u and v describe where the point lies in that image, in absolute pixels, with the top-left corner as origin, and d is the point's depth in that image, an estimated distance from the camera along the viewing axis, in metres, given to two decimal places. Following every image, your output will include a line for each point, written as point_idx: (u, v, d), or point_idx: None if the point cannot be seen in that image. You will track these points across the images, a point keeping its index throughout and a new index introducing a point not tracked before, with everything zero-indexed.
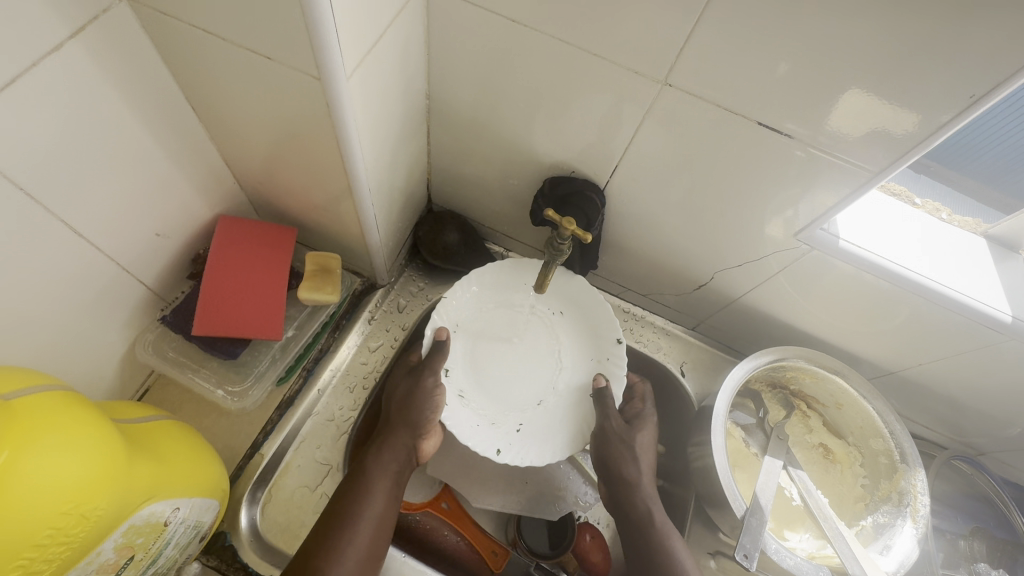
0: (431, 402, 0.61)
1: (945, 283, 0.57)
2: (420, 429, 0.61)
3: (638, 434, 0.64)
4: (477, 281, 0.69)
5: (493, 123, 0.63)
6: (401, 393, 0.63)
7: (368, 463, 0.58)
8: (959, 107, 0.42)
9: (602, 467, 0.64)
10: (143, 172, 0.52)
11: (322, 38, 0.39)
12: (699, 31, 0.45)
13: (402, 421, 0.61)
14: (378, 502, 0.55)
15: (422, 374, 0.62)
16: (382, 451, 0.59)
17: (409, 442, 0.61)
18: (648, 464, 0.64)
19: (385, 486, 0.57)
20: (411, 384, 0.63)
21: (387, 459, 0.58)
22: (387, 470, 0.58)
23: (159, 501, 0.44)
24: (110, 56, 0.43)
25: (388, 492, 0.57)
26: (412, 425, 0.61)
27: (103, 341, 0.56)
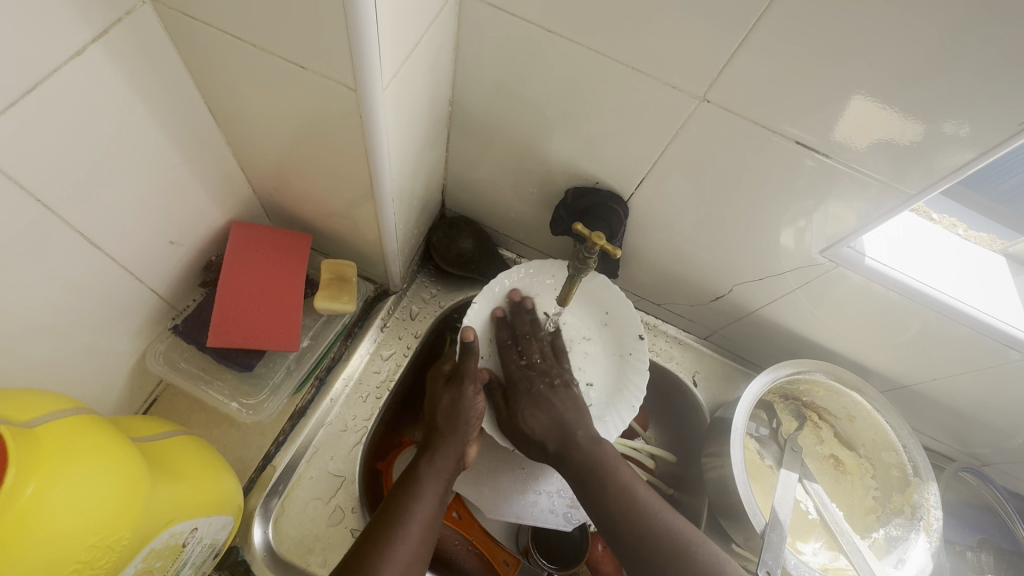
0: (473, 410, 0.63)
1: (966, 301, 0.58)
2: (468, 439, 0.62)
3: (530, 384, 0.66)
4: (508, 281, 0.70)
5: (516, 132, 0.62)
6: (445, 403, 0.63)
7: (420, 470, 0.58)
8: (1006, 133, 0.42)
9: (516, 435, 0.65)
10: (160, 178, 0.50)
11: (363, 47, 0.38)
12: (743, 49, 0.44)
13: (450, 430, 0.61)
14: (426, 507, 0.55)
15: (463, 382, 0.63)
16: (434, 458, 0.60)
17: (457, 450, 0.61)
18: (534, 419, 0.64)
19: (435, 491, 0.57)
20: (454, 393, 0.63)
21: (436, 465, 0.59)
22: (439, 476, 0.58)
23: (178, 524, 0.42)
24: (132, 59, 0.41)
25: (437, 497, 0.57)
26: (461, 435, 0.62)
27: (113, 352, 0.54)
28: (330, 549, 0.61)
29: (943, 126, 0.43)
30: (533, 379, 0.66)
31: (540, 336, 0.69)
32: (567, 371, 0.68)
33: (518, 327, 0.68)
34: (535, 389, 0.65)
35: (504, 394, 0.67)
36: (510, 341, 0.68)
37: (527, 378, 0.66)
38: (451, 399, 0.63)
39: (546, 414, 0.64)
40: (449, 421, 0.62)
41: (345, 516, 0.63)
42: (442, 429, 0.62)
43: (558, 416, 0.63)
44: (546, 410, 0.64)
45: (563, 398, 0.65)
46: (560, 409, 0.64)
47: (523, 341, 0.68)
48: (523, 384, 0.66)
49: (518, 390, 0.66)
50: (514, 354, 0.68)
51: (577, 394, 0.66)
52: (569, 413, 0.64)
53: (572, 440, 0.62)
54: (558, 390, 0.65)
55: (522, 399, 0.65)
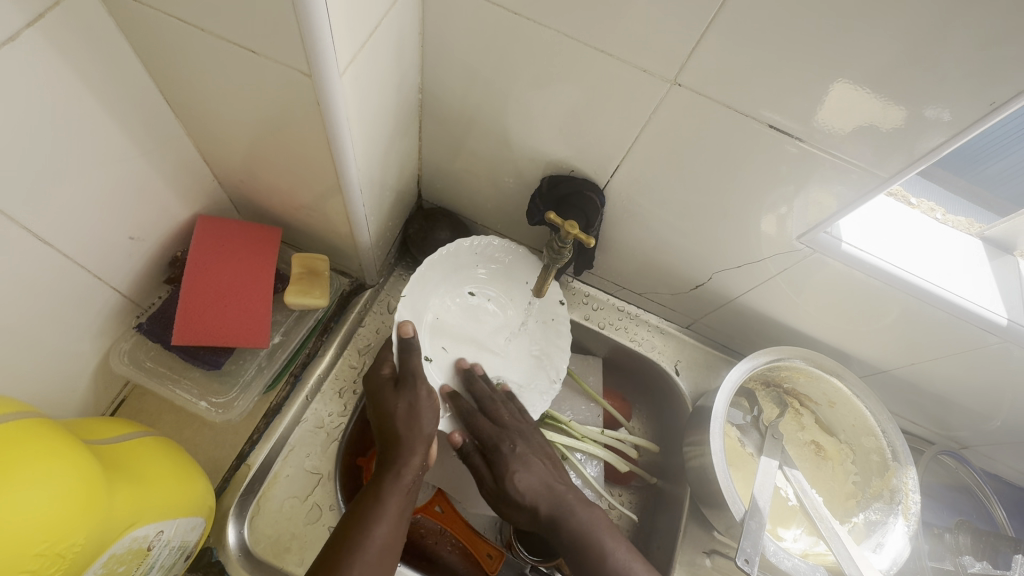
0: (430, 410, 0.60)
1: (941, 284, 0.58)
2: (429, 441, 0.59)
3: (508, 447, 0.64)
4: (437, 261, 0.68)
5: (489, 119, 0.61)
6: (401, 408, 0.59)
7: (382, 488, 0.55)
8: (977, 113, 0.41)
9: (497, 493, 0.62)
10: (116, 171, 0.48)
11: (315, 32, 0.36)
12: (713, 30, 0.43)
13: (410, 437, 0.58)
14: (388, 525, 0.53)
15: (415, 383, 0.60)
16: (398, 472, 0.56)
17: (422, 459, 0.58)
18: (523, 480, 0.62)
19: (397, 506, 0.55)
20: (409, 397, 0.60)
21: (399, 479, 0.56)
22: (402, 489, 0.56)
23: (141, 527, 0.41)
24: (75, 46, 0.39)
25: (399, 515, 0.54)
26: (423, 438, 0.59)
27: (75, 353, 0.52)
28: (307, 548, 0.60)
29: (926, 110, 0.43)
30: (511, 438, 0.64)
31: (504, 397, 0.68)
32: (532, 427, 0.68)
33: (477, 394, 0.67)
34: (507, 453, 0.63)
35: (483, 460, 0.64)
36: (473, 407, 0.66)
37: (509, 441, 0.64)
38: (408, 404, 0.59)
39: (531, 475, 0.63)
40: (408, 426, 0.58)
41: (323, 513, 0.62)
42: (400, 438, 0.58)
43: (542, 477, 0.63)
44: (534, 472, 0.63)
45: (529, 454, 0.64)
46: (535, 472, 0.63)
47: (488, 405, 0.66)
48: (505, 449, 0.63)
49: (497, 455, 0.63)
50: (482, 419, 0.65)
51: (546, 454, 0.67)
52: (550, 479, 0.63)
53: (558, 501, 0.61)
54: (523, 449, 0.64)
55: (506, 462, 0.63)
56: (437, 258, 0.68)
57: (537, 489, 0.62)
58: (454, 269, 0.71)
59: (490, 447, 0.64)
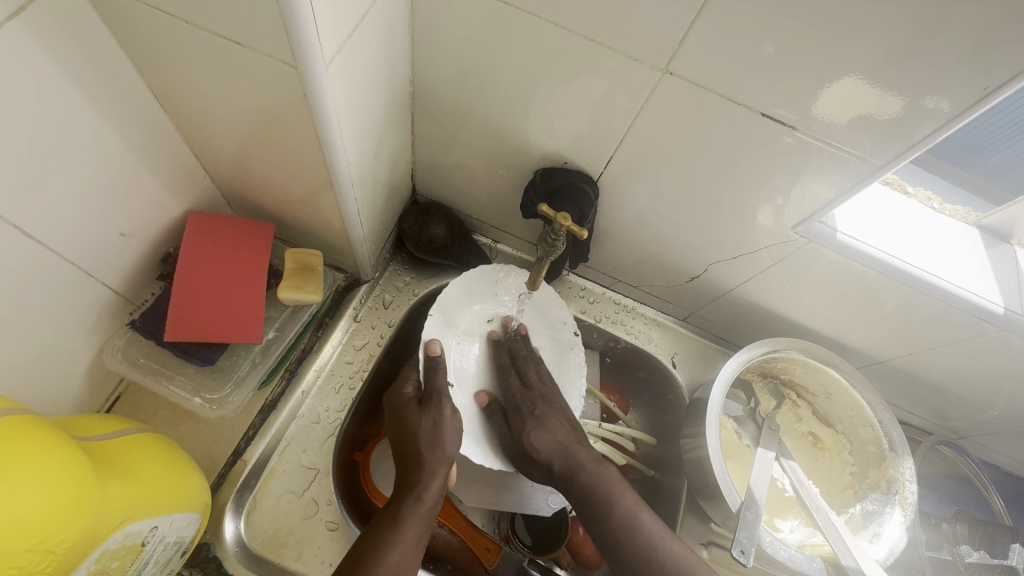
0: (455, 432, 0.59)
1: (938, 274, 0.57)
2: (450, 464, 0.57)
3: (536, 406, 0.65)
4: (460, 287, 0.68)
5: (481, 112, 0.60)
6: (426, 427, 0.58)
7: (402, 509, 0.54)
8: (971, 98, 0.41)
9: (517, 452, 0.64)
10: (104, 166, 0.47)
11: (299, 21, 0.36)
12: (702, 17, 0.43)
13: (431, 458, 0.57)
14: (403, 547, 0.51)
15: (440, 402, 0.59)
16: (416, 495, 0.55)
17: (442, 482, 0.57)
18: (538, 439, 0.63)
19: (415, 532, 0.53)
20: (434, 417, 0.59)
21: (419, 503, 0.55)
22: (420, 514, 0.54)
23: (134, 523, 0.41)
24: (58, 39, 0.39)
25: (415, 540, 0.53)
26: (445, 460, 0.57)
27: (67, 350, 0.52)
28: (304, 543, 0.60)
29: (924, 100, 0.42)
30: (533, 400, 0.66)
31: (535, 359, 0.70)
32: (556, 393, 0.68)
33: (515, 353, 0.70)
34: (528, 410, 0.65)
35: (506, 417, 0.66)
36: (508, 363, 0.69)
37: (530, 402, 0.66)
38: (432, 423, 0.58)
39: (548, 436, 0.63)
40: (429, 445, 0.57)
41: (320, 508, 0.62)
42: (421, 458, 0.57)
43: (559, 438, 0.63)
44: (550, 431, 0.63)
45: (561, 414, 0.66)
46: (554, 430, 0.64)
47: (521, 364, 0.69)
48: (526, 408, 0.65)
49: (518, 413, 0.65)
50: (512, 376, 0.68)
51: (569, 418, 0.67)
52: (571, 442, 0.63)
53: (575, 460, 0.62)
54: (550, 407, 0.66)
55: (525, 428, 0.64)
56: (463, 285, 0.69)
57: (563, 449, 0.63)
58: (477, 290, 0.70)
59: (512, 406, 0.66)
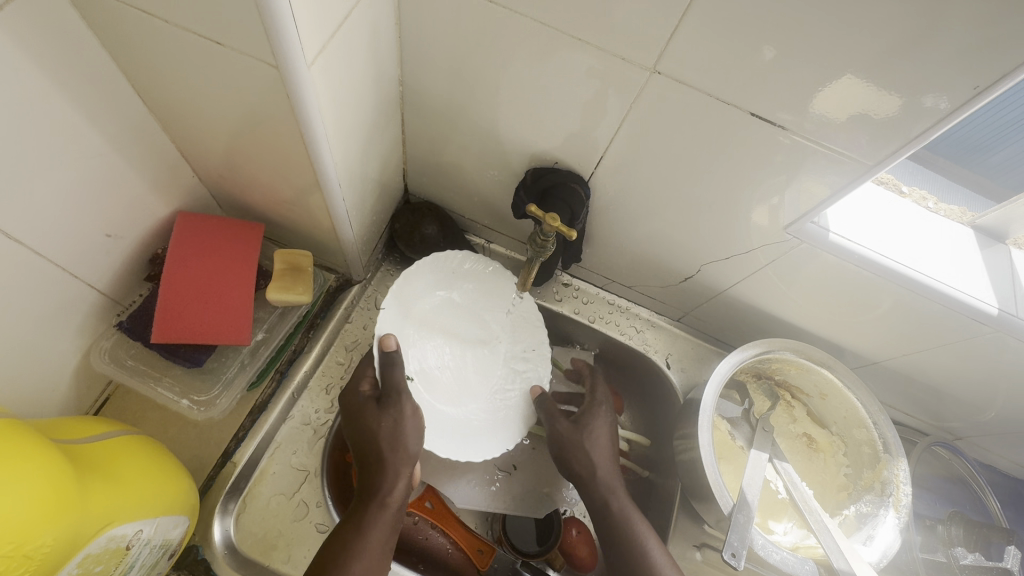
0: (416, 431, 0.57)
1: (931, 275, 0.57)
2: (414, 465, 0.56)
3: (597, 425, 0.63)
4: (422, 270, 0.68)
5: (470, 112, 0.60)
6: (385, 426, 0.56)
7: (366, 518, 0.53)
8: (962, 97, 0.40)
9: (560, 452, 0.62)
10: (88, 167, 0.47)
11: (280, 21, 0.35)
12: (690, 16, 0.42)
13: (393, 460, 0.55)
14: (371, 553, 0.52)
15: (399, 400, 0.56)
16: (382, 501, 0.54)
17: (406, 483, 0.56)
18: (590, 449, 0.61)
19: (382, 534, 0.53)
20: (395, 415, 0.56)
21: (383, 510, 0.54)
22: (386, 520, 0.54)
23: (118, 527, 0.41)
24: (38, 38, 0.38)
25: (384, 542, 0.53)
26: (408, 460, 0.56)
27: (53, 352, 0.52)
28: (294, 545, 0.60)
29: (924, 99, 0.42)
30: (598, 414, 0.64)
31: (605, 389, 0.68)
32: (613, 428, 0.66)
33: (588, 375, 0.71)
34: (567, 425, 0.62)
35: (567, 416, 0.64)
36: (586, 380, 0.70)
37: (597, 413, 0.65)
38: (392, 422, 0.56)
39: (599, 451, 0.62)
40: (391, 447, 0.55)
41: (310, 510, 0.62)
42: (383, 460, 0.55)
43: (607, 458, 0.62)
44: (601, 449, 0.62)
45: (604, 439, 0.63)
46: (591, 445, 0.62)
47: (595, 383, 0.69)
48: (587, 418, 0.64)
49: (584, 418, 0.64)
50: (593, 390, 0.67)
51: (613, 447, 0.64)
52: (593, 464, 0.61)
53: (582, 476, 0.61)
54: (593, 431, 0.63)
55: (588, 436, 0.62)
56: (421, 266, 0.68)
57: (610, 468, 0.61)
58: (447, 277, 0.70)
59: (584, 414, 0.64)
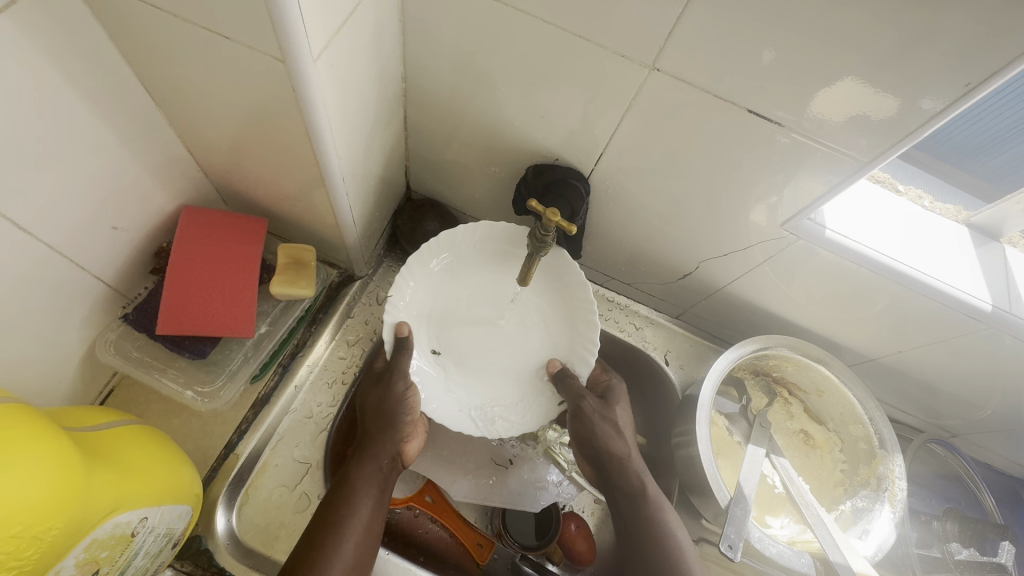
0: (406, 405, 0.60)
1: (926, 271, 0.57)
2: (401, 435, 0.60)
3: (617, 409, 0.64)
4: (439, 248, 0.66)
5: (472, 108, 0.61)
6: (374, 402, 0.61)
7: (351, 473, 0.56)
8: (954, 95, 0.41)
9: (582, 436, 0.63)
10: (95, 160, 0.48)
11: (287, 16, 0.36)
12: (689, 14, 0.43)
13: (379, 429, 0.59)
14: (367, 507, 0.54)
15: (393, 378, 0.60)
16: (365, 459, 0.58)
17: (393, 446, 0.60)
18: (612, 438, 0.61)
19: (371, 488, 0.56)
20: (383, 392, 0.61)
21: (367, 467, 0.57)
22: (372, 476, 0.57)
23: (124, 513, 0.42)
24: (48, 31, 0.39)
25: (375, 496, 0.56)
26: (393, 430, 0.60)
27: (59, 342, 0.52)
28: (295, 537, 0.60)
29: (921, 101, 0.43)
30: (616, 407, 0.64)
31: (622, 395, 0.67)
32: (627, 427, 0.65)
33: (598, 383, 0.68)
34: (592, 407, 0.61)
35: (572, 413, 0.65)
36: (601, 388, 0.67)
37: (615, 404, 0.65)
38: (381, 400, 0.60)
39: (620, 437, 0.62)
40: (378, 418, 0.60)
41: (311, 502, 0.62)
42: (372, 429, 0.60)
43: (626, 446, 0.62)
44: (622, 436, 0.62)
45: (624, 415, 0.65)
46: (616, 418, 0.63)
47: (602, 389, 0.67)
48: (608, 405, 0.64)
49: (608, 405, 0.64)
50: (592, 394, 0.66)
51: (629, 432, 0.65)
52: (621, 448, 0.61)
53: (608, 454, 0.61)
54: (616, 409, 0.64)
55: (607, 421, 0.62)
56: (436, 245, 0.66)
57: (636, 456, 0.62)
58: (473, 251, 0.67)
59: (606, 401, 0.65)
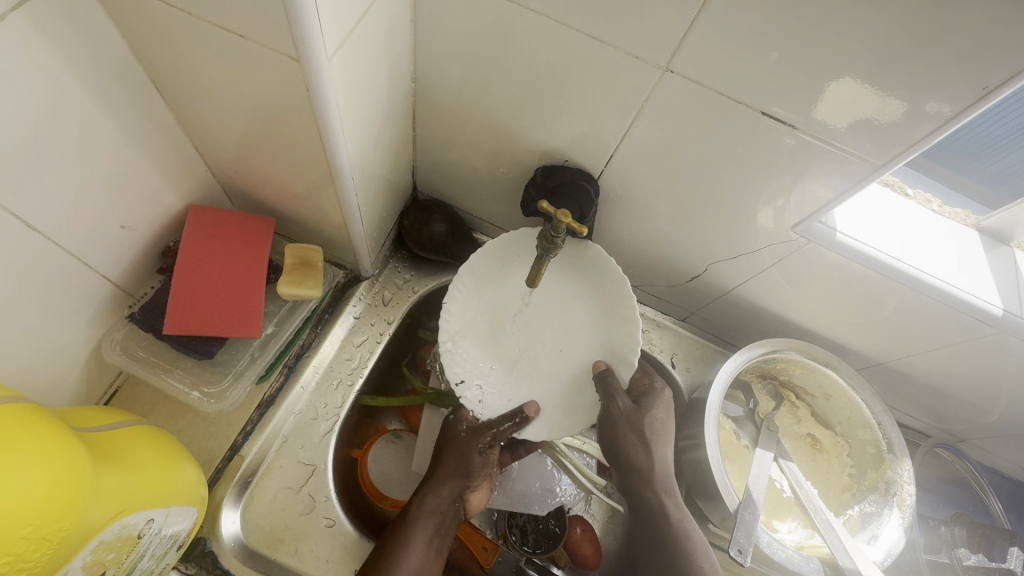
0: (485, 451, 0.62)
1: (937, 276, 0.57)
2: (467, 479, 0.62)
3: (646, 414, 0.63)
4: (481, 257, 0.66)
5: (481, 110, 0.60)
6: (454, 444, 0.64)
7: (411, 512, 0.59)
8: (970, 98, 0.41)
9: (609, 446, 0.64)
10: (103, 158, 0.47)
11: (301, 14, 0.36)
12: (703, 14, 0.42)
13: (448, 471, 0.62)
14: (419, 553, 0.57)
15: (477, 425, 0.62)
16: (425, 499, 0.60)
17: (455, 495, 0.62)
18: (633, 451, 0.63)
19: (426, 535, 0.58)
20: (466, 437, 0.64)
21: (426, 508, 0.60)
22: (429, 518, 0.59)
23: (130, 515, 0.41)
24: (58, 28, 0.39)
25: (427, 543, 0.58)
26: (461, 475, 0.62)
27: (65, 342, 0.52)
28: (300, 539, 0.60)
29: (926, 105, 0.42)
30: (646, 414, 0.63)
31: (662, 401, 0.65)
32: (661, 436, 0.64)
33: (637, 387, 0.67)
34: (621, 412, 0.62)
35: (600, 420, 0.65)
36: (643, 391, 0.66)
37: (646, 411, 0.64)
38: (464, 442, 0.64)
39: (641, 449, 0.63)
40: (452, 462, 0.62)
41: (317, 504, 0.62)
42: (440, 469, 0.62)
43: (646, 459, 0.63)
44: (642, 445, 0.63)
45: (659, 423, 0.64)
46: (642, 424, 0.63)
47: (641, 393, 0.66)
48: (639, 413, 0.63)
49: (636, 414, 0.63)
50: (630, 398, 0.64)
51: (662, 439, 0.64)
52: (642, 462, 0.63)
53: (629, 462, 0.63)
54: (649, 414, 0.64)
55: (630, 434, 0.63)
56: (482, 255, 0.66)
57: (659, 470, 0.63)
58: (509, 261, 0.66)
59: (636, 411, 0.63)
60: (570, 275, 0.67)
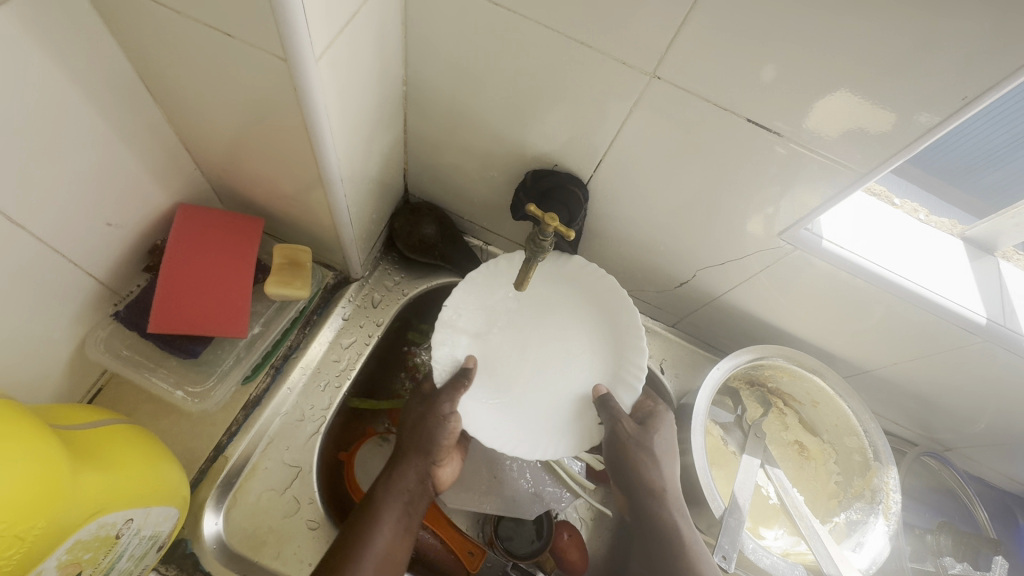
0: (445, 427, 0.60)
1: (921, 284, 0.58)
2: (432, 456, 0.61)
3: (654, 436, 0.62)
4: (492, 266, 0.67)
5: (472, 113, 0.61)
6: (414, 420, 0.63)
7: (378, 495, 0.59)
8: (951, 108, 0.41)
9: (614, 466, 0.61)
10: (91, 155, 0.47)
11: (290, 15, 0.36)
12: (689, 21, 0.43)
13: (412, 448, 0.61)
14: (388, 533, 0.57)
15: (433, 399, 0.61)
16: (391, 481, 0.60)
17: (419, 473, 0.61)
18: (645, 471, 0.60)
19: (395, 514, 0.58)
20: (422, 410, 0.62)
21: (392, 489, 0.59)
22: (397, 499, 0.59)
23: (109, 515, 0.41)
24: (47, 24, 0.39)
25: (398, 522, 0.58)
26: (424, 454, 0.61)
27: (49, 339, 0.52)
28: (284, 542, 0.59)
29: (908, 116, 0.43)
30: (651, 436, 0.62)
31: (664, 422, 0.64)
32: (667, 458, 0.62)
33: (641, 410, 0.66)
34: (629, 435, 0.61)
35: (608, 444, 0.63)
36: (647, 415, 0.65)
37: (653, 433, 0.62)
38: (420, 416, 0.62)
39: (652, 469, 0.60)
40: (413, 437, 0.61)
41: (301, 507, 0.61)
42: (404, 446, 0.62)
43: (658, 478, 0.60)
44: (653, 465, 0.60)
45: (666, 443, 0.63)
46: (651, 447, 0.61)
47: (647, 417, 0.64)
48: (646, 435, 0.62)
49: (643, 436, 0.61)
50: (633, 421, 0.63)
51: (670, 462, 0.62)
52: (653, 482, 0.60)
53: (639, 482, 0.60)
54: (657, 436, 0.63)
55: (640, 454, 0.60)
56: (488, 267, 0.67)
57: (669, 490, 0.61)
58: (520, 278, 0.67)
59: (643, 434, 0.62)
60: (568, 299, 0.68)
